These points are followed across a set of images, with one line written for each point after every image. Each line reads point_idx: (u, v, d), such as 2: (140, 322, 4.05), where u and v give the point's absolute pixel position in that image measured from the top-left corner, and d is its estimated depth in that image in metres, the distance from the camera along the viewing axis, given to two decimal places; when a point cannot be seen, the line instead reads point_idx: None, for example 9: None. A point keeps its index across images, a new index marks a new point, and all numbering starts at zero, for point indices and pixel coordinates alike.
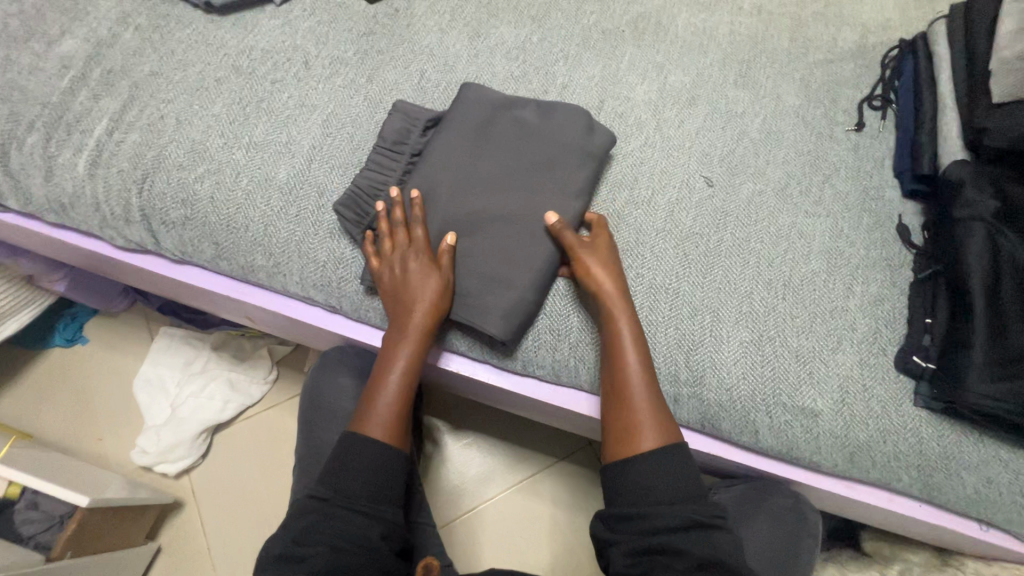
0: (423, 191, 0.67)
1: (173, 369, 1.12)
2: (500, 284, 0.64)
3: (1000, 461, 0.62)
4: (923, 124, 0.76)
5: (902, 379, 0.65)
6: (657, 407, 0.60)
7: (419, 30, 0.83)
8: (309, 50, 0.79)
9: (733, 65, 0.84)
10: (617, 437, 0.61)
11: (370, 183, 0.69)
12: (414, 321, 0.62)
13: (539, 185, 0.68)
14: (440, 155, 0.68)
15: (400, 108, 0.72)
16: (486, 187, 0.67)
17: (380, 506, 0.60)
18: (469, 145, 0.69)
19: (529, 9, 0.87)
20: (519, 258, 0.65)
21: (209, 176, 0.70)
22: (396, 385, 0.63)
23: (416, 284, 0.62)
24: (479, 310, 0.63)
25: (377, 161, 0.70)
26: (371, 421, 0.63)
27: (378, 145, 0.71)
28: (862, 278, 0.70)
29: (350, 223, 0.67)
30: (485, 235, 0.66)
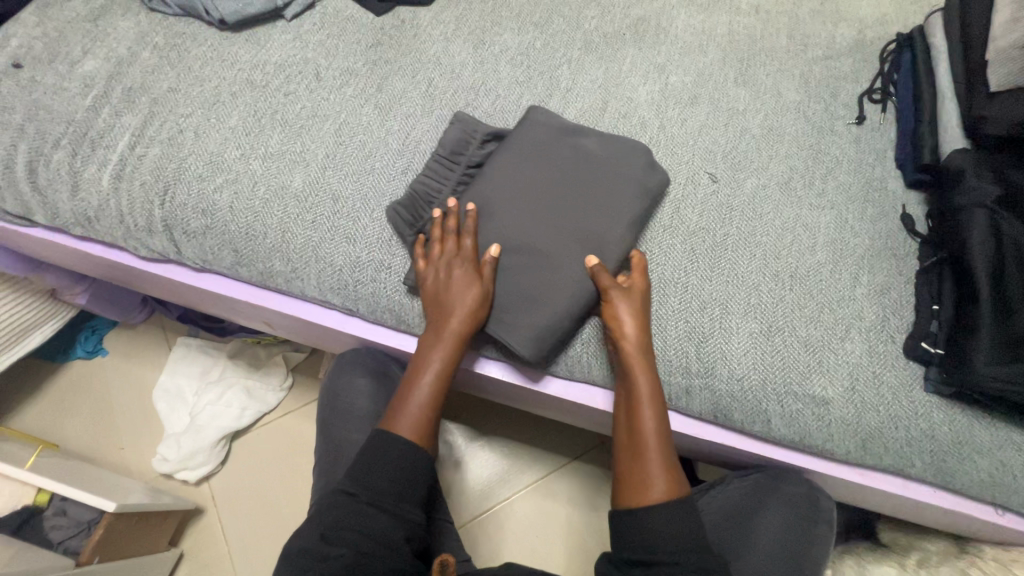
0: (477, 202, 0.69)
1: (191, 378, 1.14)
2: (535, 306, 0.65)
3: (1012, 445, 0.63)
4: (924, 115, 0.77)
5: (911, 366, 0.66)
6: (668, 460, 0.61)
7: (425, 40, 0.86)
8: (319, 63, 0.82)
9: (733, 64, 0.86)
10: (629, 483, 0.61)
11: (426, 190, 0.72)
12: (457, 326, 0.63)
13: (593, 210, 0.68)
14: (498, 171, 0.70)
15: (461, 121, 0.75)
16: (534, 210, 0.68)
17: (404, 506, 0.61)
18: (525, 165, 0.70)
19: (531, 16, 0.89)
20: (558, 279, 0.65)
21: (227, 186, 0.72)
22: (424, 399, 0.64)
23: (459, 291, 0.63)
24: (510, 330, 0.65)
25: (435, 171, 0.73)
26: (403, 420, 0.64)
27: (436, 154, 0.73)
28: (868, 267, 0.71)
29: (402, 225, 0.69)
30: (528, 255, 0.67)
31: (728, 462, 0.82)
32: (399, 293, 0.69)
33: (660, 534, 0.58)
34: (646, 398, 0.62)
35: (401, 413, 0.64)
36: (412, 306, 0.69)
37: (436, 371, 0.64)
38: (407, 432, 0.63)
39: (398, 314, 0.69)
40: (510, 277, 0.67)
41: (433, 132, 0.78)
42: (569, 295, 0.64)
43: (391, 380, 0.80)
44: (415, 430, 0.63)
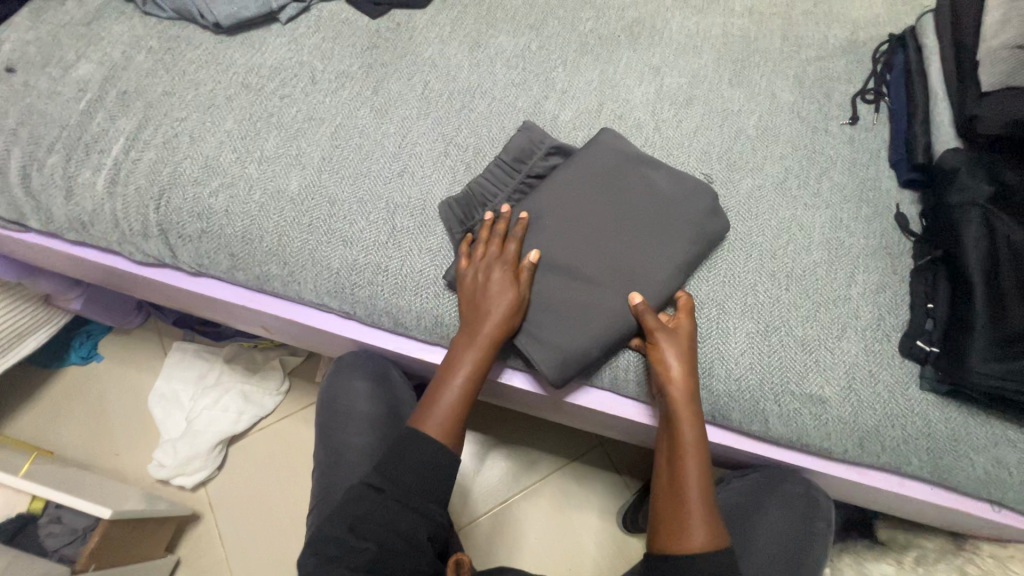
0: (530, 216, 0.69)
1: (187, 383, 1.14)
2: (566, 328, 0.64)
3: (1007, 441, 0.63)
4: (916, 115, 0.77)
5: (907, 364, 0.66)
6: (709, 505, 0.59)
7: (421, 43, 0.86)
8: (315, 66, 0.82)
9: (728, 65, 0.86)
10: (666, 529, 0.59)
11: (483, 192, 0.72)
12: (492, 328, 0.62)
13: (647, 246, 0.67)
14: (559, 188, 0.70)
15: (531, 129, 0.74)
16: (586, 236, 0.68)
17: (429, 505, 0.61)
18: (590, 187, 0.70)
19: (526, 18, 0.89)
20: (596, 307, 0.65)
21: (223, 189, 0.72)
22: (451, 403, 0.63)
23: (498, 293, 0.62)
24: (536, 350, 0.64)
25: (495, 175, 0.73)
26: (431, 418, 0.62)
27: (501, 157, 0.73)
28: (863, 266, 0.72)
29: (454, 224, 0.69)
30: (572, 281, 0.66)
31: (727, 462, 0.82)
32: (397, 295, 0.69)
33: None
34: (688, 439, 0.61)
35: (432, 413, 0.63)
36: (411, 309, 0.69)
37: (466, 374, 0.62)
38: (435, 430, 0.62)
39: (395, 316, 0.69)
40: (541, 296, 0.66)
41: (429, 134, 0.78)
42: (603, 320, 0.64)
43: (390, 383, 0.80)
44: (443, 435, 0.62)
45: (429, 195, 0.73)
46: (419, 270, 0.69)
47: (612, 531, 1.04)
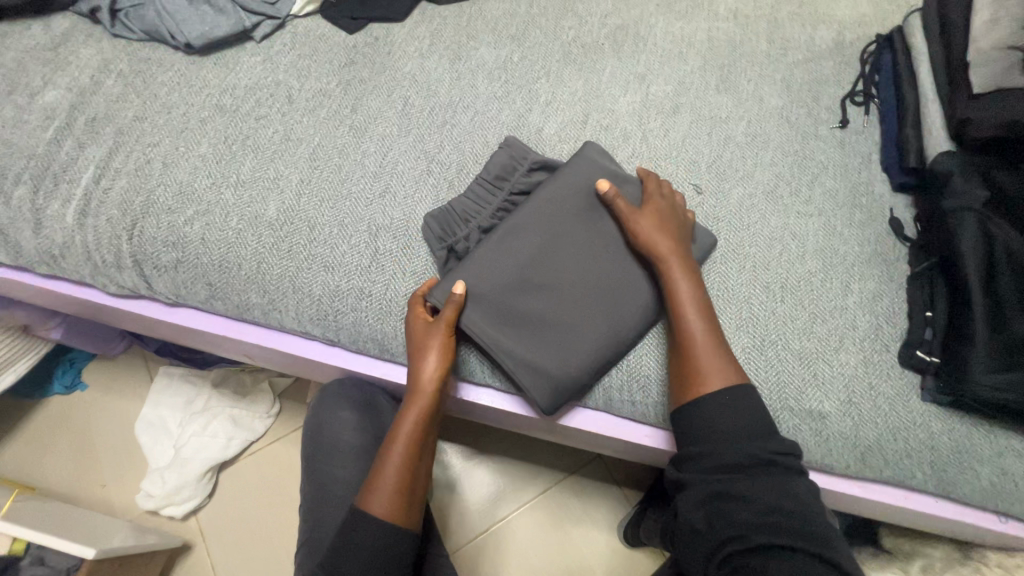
0: (512, 235, 0.66)
1: (175, 410, 1.11)
2: (555, 353, 0.63)
3: (1013, 451, 0.62)
4: (907, 118, 0.76)
5: (907, 375, 0.65)
6: (719, 344, 0.60)
7: (400, 57, 0.84)
8: (291, 84, 0.80)
9: (714, 71, 0.85)
10: (682, 383, 0.60)
11: (466, 210, 0.70)
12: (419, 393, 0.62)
13: (630, 267, 0.66)
14: (543, 205, 0.67)
15: (511, 145, 0.72)
16: (571, 254, 0.66)
17: None
18: (572, 202, 0.68)
19: (507, 29, 0.88)
20: (587, 330, 0.63)
21: (199, 217, 0.70)
22: (393, 477, 0.60)
23: (422, 359, 0.61)
24: (527, 373, 0.63)
25: (476, 193, 0.71)
26: (375, 496, 0.60)
27: (481, 176, 0.71)
28: (859, 274, 0.70)
29: (435, 244, 0.68)
30: (558, 303, 0.65)
31: None
32: (381, 319, 0.67)
33: (753, 494, 0.53)
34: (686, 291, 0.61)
35: (375, 490, 0.60)
36: (397, 335, 0.67)
37: (404, 441, 0.61)
38: (381, 508, 0.59)
39: (381, 342, 0.67)
40: (524, 316, 0.64)
41: (411, 152, 0.76)
42: (592, 345, 0.63)
43: (377, 411, 0.77)
44: (393, 510, 0.60)
45: (412, 216, 0.71)
46: (402, 294, 0.67)
47: (613, 546, 1.02)
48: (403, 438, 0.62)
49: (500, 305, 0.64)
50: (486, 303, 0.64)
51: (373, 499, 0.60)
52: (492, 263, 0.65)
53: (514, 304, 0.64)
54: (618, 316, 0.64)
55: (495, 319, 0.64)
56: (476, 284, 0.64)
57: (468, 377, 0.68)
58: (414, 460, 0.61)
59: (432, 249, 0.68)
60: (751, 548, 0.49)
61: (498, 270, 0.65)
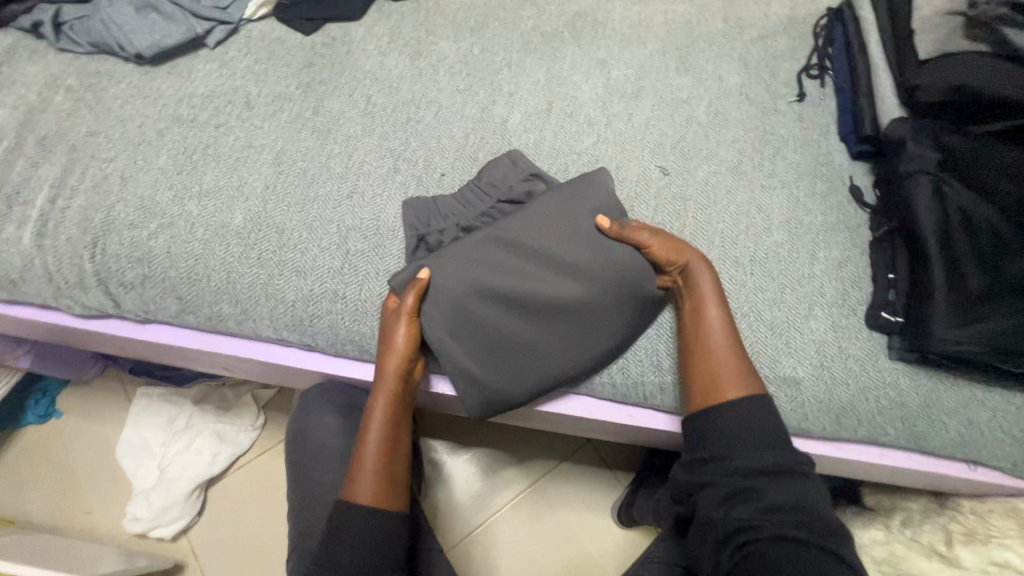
0: (489, 245, 0.65)
1: (157, 430, 1.09)
2: (502, 371, 0.65)
3: (976, 401, 0.65)
4: (860, 88, 0.79)
5: (875, 336, 0.67)
6: (739, 358, 0.63)
7: (359, 56, 0.83)
8: (250, 90, 0.79)
9: (673, 52, 0.86)
10: (702, 388, 0.62)
11: (449, 208, 0.70)
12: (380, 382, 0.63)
13: (608, 298, 0.65)
14: (527, 218, 0.66)
15: (514, 158, 0.73)
16: (542, 271, 0.65)
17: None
18: (561, 219, 0.66)
19: (466, 22, 0.87)
20: (534, 346, 0.65)
21: (163, 230, 0.68)
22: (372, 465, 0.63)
23: (388, 347, 0.62)
24: (475, 394, 0.65)
25: (464, 195, 0.71)
26: (358, 485, 0.62)
27: (474, 181, 0.72)
28: (824, 242, 0.72)
29: (409, 235, 0.68)
30: (522, 322, 0.65)
31: None
32: (358, 320, 0.66)
33: (768, 490, 0.56)
34: (710, 304, 0.64)
35: (356, 478, 0.62)
36: (375, 334, 0.66)
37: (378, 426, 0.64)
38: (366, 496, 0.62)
39: (360, 344, 0.67)
40: (486, 332, 0.65)
41: (377, 151, 0.75)
42: (536, 360, 0.65)
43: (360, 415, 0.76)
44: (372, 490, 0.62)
45: (382, 215, 0.71)
46: (378, 293, 0.67)
47: (606, 526, 1.04)
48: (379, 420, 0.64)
49: (462, 314, 0.64)
50: (447, 311, 0.64)
51: (355, 488, 0.62)
52: (464, 269, 0.64)
53: (476, 316, 0.64)
54: (574, 344, 0.65)
55: (457, 332, 0.64)
56: (439, 284, 0.64)
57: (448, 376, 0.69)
58: (389, 445, 0.64)
59: (405, 236, 0.68)
60: (761, 538, 0.52)
61: (468, 277, 0.64)
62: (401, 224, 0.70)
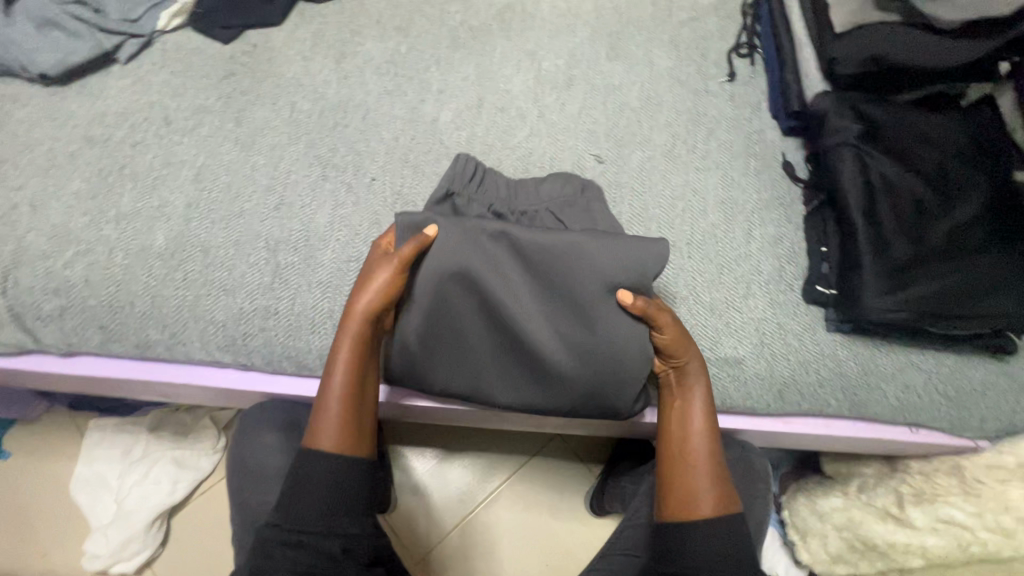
0: (500, 242, 0.62)
1: (114, 462, 1.05)
2: (437, 355, 0.64)
3: (912, 366, 0.66)
4: (787, 64, 0.79)
5: (812, 310, 0.68)
6: (718, 475, 0.62)
7: (282, 63, 0.80)
8: (167, 104, 0.75)
9: (604, 39, 0.85)
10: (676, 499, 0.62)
11: (491, 186, 0.70)
12: (353, 321, 0.60)
13: (586, 359, 0.63)
14: (545, 249, 0.61)
15: (588, 189, 0.70)
16: (528, 298, 0.63)
17: (341, 520, 0.61)
18: (574, 273, 0.62)
19: (392, 20, 0.85)
20: (477, 342, 0.64)
21: (79, 258, 0.65)
22: (336, 412, 0.61)
23: (368, 284, 0.60)
24: (422, 382, 0.65)
25: (517, 187, 0.71)
26: (322, 434, 0.61)
27: (538, 184, 0.71)
28: (759, 220, 0.73)
29: (448, 183, 0.68)
30: (483, 321, 0.64)
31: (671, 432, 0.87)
32: (293, 336, 0.65)
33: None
34: (697, 417, 0.62)
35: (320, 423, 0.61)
36: (312, 349, 0.65)
37: (342, 370, 0.61)
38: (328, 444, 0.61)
39: (297, 360, 0.65)
40: (454, 325, 0.63)
41: (304, 159, 0.73)
42: (471, 350, 0.64)
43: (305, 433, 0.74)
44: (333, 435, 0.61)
45: (311, 225, 0.69)
46: (311, 306, 0.65)
47: (578, 518, 1.04)
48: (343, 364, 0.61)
49: (434, 297, 0.62)
50: (429, 291, 0.62)
51: (320, 435, 0.61)
52: (462, 251, 0.61)
53: (454, 310, 0.63)
54: (519, 362, 0.65)
55: (432, 319, 0.63)
56: (434, 259, 0.61)
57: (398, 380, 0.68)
58: (354, 392, 0.61)
59: (438, 185, 0.69)
60: None
61: (463, 266, 0.61)
62: (332, 233, 0.69)
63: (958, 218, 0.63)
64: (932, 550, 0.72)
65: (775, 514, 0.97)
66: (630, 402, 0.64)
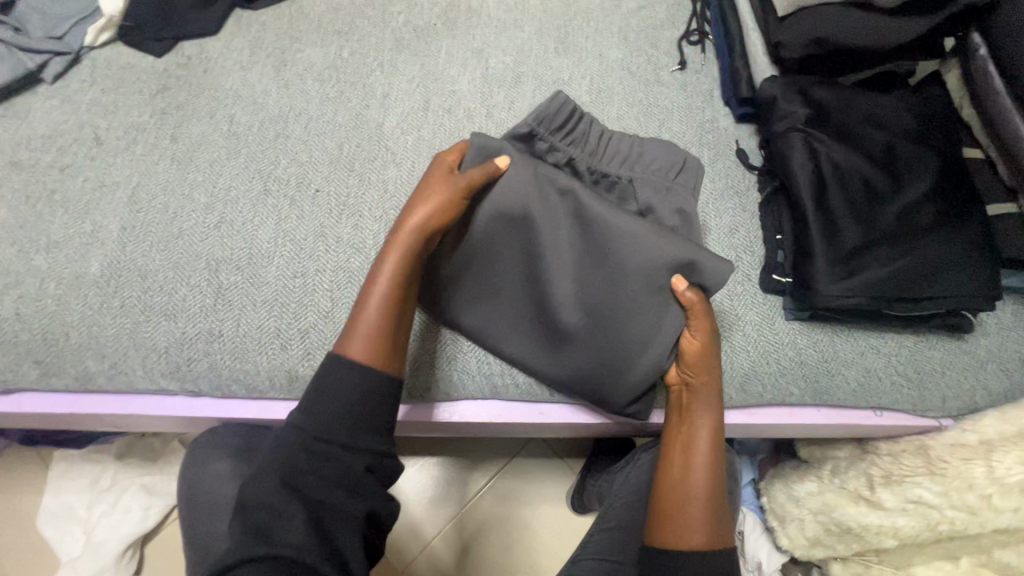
0: (565, 201, 0.63)
1: (81, 493, 1.02)
2: (470, 292, 0.64)
3: (872, 350, 0.66)
4: (736, 50, 0.78)
5: (771, 299, 0.67)
6: (715, 509, 0.59)
7: (218, 74, 0.77)
8: (98, 124, 0.72)
9: (552, 33, 0.83)
10: (667, 523, 0.59)
11: (580, 137, 0.68)
12: (404, 230, 0.58)
13: (604, 334, 0.63)
14: (603, 226, 0.62)
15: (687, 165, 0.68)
16: (572, 258, 0.63)
17: (361, 438, 0.54)
18: (620, 254, 0.62)
19: (332, 24, 0.83)
20: (513, 285, 0.65)
21: (9, 291, 0.63)
22: (371, 322, 0.56)
23: (423, 198, 0.58)
24: (446, 317, 0.64)
25: (604, 143, 0.69)
26: (354, 339, 0.56)
27: (632, 146, 0.69)
28: (714, 211, 0.72)
29: (535, 121, 0.66)
30: (522, 267, 0.64)
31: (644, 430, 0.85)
32: (240, 358, 0.62)
33: None
34: (702, 445, 0.60)
35: (352, 333, 0.56)
36: (260, 371, 0.63)
37: (389, 278, 0.57)
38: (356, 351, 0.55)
39: (247, 383, 0.63)
40: (494, 266, 0.64)
41: (245, 173, 0.71)
42: (505, 289, 0.65)
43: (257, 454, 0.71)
44: (363, 349, 0.55)
45: (254, 242, 0.67)
46: (258, 326, 0.63)
47: (559, 518, 1.02)
48: (388, 274, 0.57)
49: (484, 239, 0.63)
50: (483, 231, 0.63)
51: (353, 339, 0.55)
52: (523, 198, 0.62)
53: (500, 253, 0.64)
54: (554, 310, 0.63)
55: (476, 257, 0.64)
56: (499, 190, 0.62)
57: None
58: (393, 312, 0.56)
59: (523, 120, 0.67)
60: None
61: (520, 204, 0.62)
62: (276, 249, 0.66)
63: (910, 197, 0.63)
64: (903, 530, 0.71)
65: (753, 500, 0.98)
66: (630, 393, 0.63)
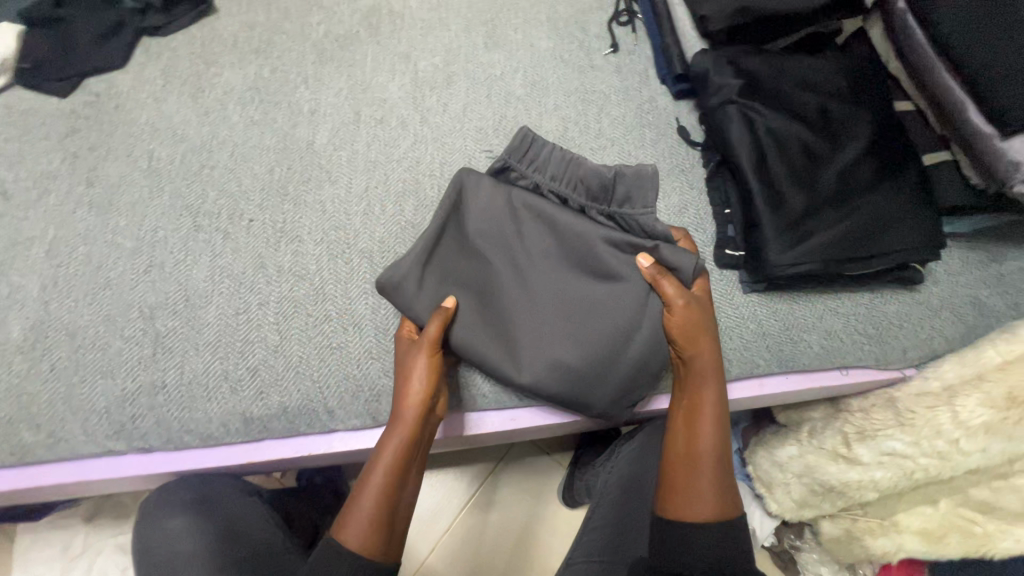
0: (535, 221, 0.64)
1: (52, 563, 0.97)
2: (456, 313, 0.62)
3: (830, 310, 0.66)
4: (664, 27, 0.77)
5: (726, 274, 0.66)
6: (721, 480, 0.57)
7: (131, 109, 0.73)
8: (5, 177, 0.68)
9: (479, 28, 0.81)
10: (676, 495, 0.57)
11: (546, 165, 0.65)
12: (401, 408, 0.55)
13: (583, 346, 0.61)
14: (573, 239, 0.63)
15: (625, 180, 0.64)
16: (551, 269, 0.63)
17: None
18: (593, 264, 0.63)
19: (249, 42, 0.79)
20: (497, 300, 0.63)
21: None
22: (370, 506, 0.53)
23: (409, 371, 0.57)
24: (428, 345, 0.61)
25: (563, 170, 0.65)
26: (350, 527, 0.52)
27: (580, 170, 0.65)
28: (662, 192, 0.71)
29: (506, 153, 0.65)
30: (505, 282, 0.63)
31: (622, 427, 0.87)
32: (189, 407, 0.59)
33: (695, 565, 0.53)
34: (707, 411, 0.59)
35: (349, 517, 0.52)
36: (211, 419, 0.59)
37: (384, 466, 0.54)
38: (355, 540, 0.51)
39: (200, 433, 0.59)
40: (478, 286, 0.63)
41: (170, 212, 0.67)
42: (491, 304, 0.63)
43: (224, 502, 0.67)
44: (365, 538, 0.52)
45: (190, 282, 0.63)
46: (203, 371, 0.60)
47: (553, 515, 1.01)
48: (385, 461, 0.54)
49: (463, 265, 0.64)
50: (460, 260, 0.64)
51: (348, 529, 0.52)
52: (494, 219, 0.63)
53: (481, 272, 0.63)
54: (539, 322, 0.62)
55: (457, 281, 0.63)
56: (469, 219, 0.63)
57: (314, 426, 0.61)
58: (394, 491, 0.53)
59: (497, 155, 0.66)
60: None
61: (488, 231, 0.63)
62: (213, 288, 0.63)
63: (847, 158, 0.63)
64: (882, 483, 0.71)
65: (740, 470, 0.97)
66: (609, 394, 0.62)
